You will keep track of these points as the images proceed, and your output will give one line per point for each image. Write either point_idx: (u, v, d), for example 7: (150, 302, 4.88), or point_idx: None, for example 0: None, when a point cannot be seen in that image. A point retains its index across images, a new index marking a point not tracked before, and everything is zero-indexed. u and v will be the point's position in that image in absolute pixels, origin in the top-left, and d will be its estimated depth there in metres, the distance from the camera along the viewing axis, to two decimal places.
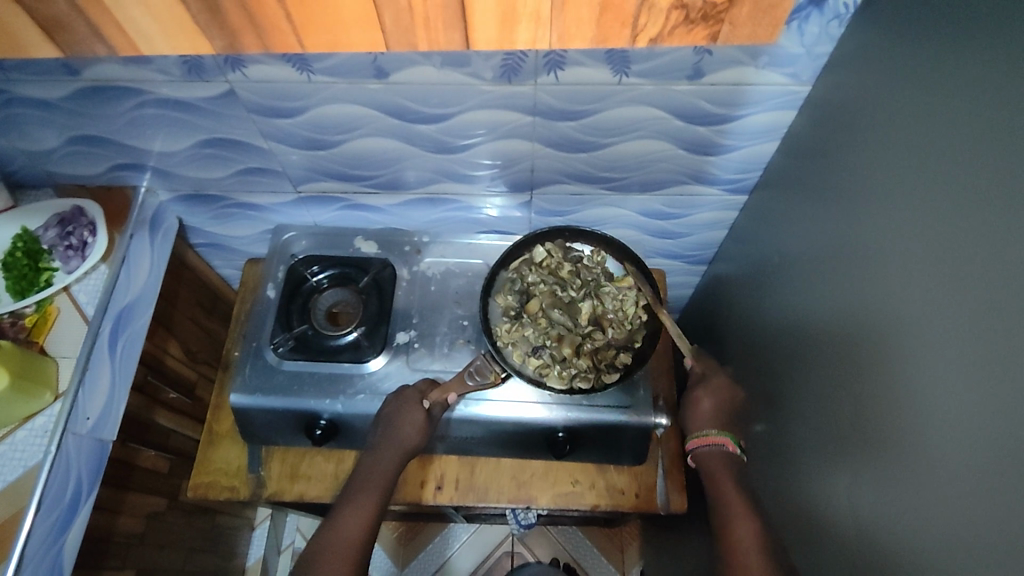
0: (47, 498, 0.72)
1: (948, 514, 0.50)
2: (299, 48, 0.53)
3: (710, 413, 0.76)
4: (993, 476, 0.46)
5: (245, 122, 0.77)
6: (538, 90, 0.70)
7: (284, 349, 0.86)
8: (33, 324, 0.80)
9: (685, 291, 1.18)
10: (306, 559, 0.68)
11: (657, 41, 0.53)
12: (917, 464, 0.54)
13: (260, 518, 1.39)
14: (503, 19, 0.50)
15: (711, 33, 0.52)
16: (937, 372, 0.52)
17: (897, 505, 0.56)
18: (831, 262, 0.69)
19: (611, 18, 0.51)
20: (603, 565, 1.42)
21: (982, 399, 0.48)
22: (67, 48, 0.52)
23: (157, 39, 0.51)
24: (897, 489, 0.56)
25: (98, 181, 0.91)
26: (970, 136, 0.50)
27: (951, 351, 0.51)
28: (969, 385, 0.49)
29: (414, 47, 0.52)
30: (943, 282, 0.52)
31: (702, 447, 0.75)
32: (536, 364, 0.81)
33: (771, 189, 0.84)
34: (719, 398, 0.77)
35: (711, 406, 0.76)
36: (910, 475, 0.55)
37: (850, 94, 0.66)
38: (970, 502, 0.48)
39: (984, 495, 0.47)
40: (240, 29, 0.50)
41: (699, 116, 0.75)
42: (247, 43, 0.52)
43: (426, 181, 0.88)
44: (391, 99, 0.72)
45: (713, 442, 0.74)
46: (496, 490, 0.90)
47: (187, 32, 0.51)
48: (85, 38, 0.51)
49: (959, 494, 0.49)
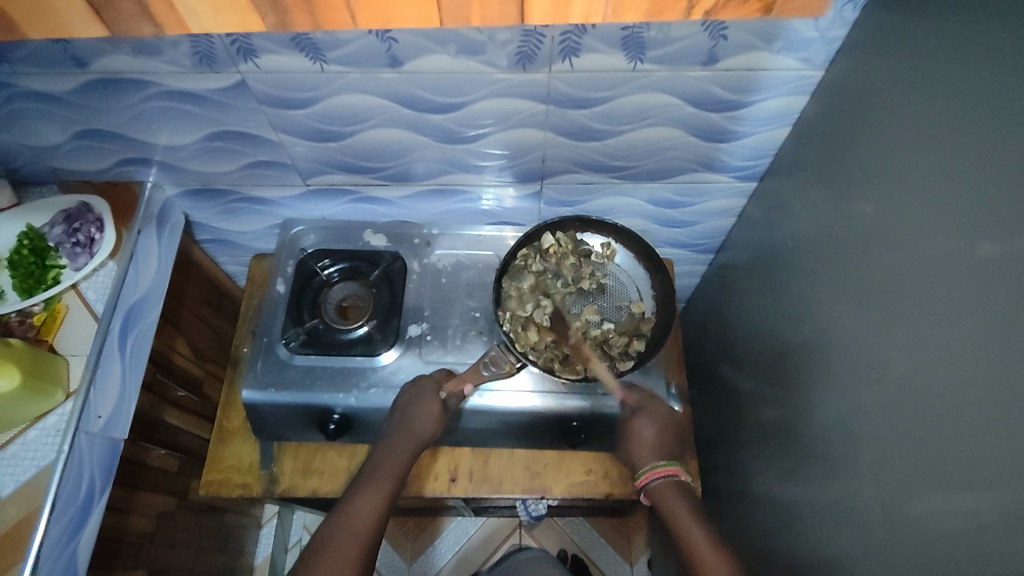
0: (62, 497, 0.71)
1: (952, 488, 0.51)
2: (351, 23, 0.52)
3: (655, 441, 0.78)
4: (996, 449, 0.47)
5: (255, 114, 0.77)
6: (552, 77, 0.70)
7: (295, 344, 0.85)
8: (41, 322, 0.79)
9: (691, 280, 1.19)
10: (313, 545, 0.67)
11: (709, 14, 0.52)
12: (922, 441, 0.55)
13: (267, 516, 1.39)
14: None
15: (766, 7, 0.51)
16: (941, 350, 0.53)
17: (903, 482, 0.57)
18: (840, 246, 0.69)
19: None
20: (610, 555, 1.42)
21: (986, 377, 0.49)
22: (113, 28, 0.51)
23: (205, 17, 0.50)
24: (901, 466, 0.57)
25: (103, 177, 0.90)
26: (982, 118, 0.51)
27: (954, 330, 0.52)
28: (974, 364, 0.50)
29: (466, 22, 0.52)
30: (948, 263, 0.53)
31: (651, 480, 0.76)
32: (549, 355, 0.80)
33: (781, 175, 0.84)
34: (659, 423, 0.79)
35: (653, 433, 0.79)
36: (915, 454, 0.56)
37: (863, 77, 0.66)
38: (973, 477, 0.49)
39: (986, 468, 0.48)
40: (293, 9, 0.50)
41: (711, 102, 0.75)
42: (299, 20, 0.51)
43: (435, 173, 0.88)
44: (403, 89, 0.72)
45: (661, 472, 0.76)
46: (509, 481, 0.90)
47: (237, 12, 0.50)
48: (130, 18, 0.50)
49: (966, 470, 0.50)
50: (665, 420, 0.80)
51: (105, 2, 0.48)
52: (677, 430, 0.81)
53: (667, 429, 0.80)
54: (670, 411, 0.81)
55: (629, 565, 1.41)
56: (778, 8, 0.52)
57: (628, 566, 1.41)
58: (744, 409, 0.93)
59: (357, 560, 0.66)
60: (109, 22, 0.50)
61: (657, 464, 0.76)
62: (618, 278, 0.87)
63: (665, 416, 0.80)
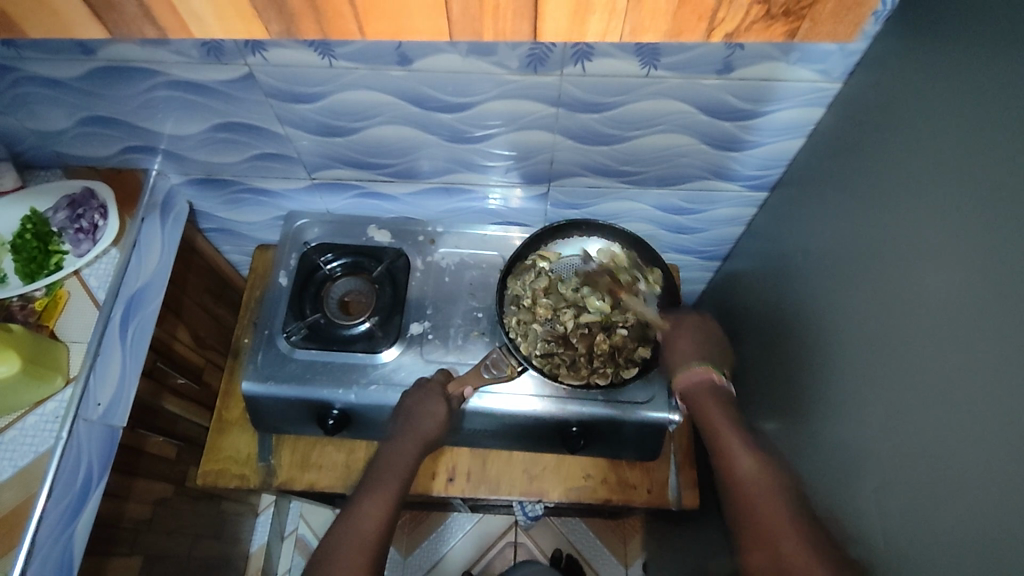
0: (59, 484, 0.71)
1: (955, 510, 0.50)
2: (356, 32, 0.52)
3: (687, 347, 0.77)
4: (996, 481, 0.47)
5: (262, 107, 0.76)
6: (563, 81, 0.69)
7: (296, 338, 0.85)
8: (43, 307, 0.79)
9: (696, 285, 1.18)
10: (322, 553, 0.65)
11: (731, 36, 0.53)
12: (919, 464, 0.55)
13: (264, 505, 1.39)
14: (577, 10, 0.49)
15: (790, 30, 0.53)
16: (947, 369, 0.52)
17: (900, 504, 0.57)
18: (847, 261, 0.68)
19: (688, 10, 0.50)
20: (605, 556, 1.42)
21: (990, 406, 0.48)
22: (114, 31, 0.51)
23: (211, 22, 0.50)
24: (905, 485, 0.56)
25: (108, 163, 0.89)
26: (998, 139, 0.49)
27: (962, 350, 0.51)
28: (977, 392, 0.49)
29: (478, 35, 0.51)
30: (958, 283, 0.52)
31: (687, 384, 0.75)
32: (548, 361, 0.81)
33: (794, 186, 0.83)
34: (691, 331, 0.78)
35: (689, 343, 0.77)
36: (914, 478, 0.55)
37: (880, 92, 0.65)
38: (978, 500, 0.48)
39: (985, 495, 0.48)
40: (300, 15, 0.49)
41: (725, 111, 0.74)
42: (305, 27, 0.51)
43: (441, 171, 0.87)
44: (410, 87, 0.71)
45: (695, 372, 0.75)
46: (507, 483, 0.90)
47: (242, 19, 0.50)
48: (133, 19, 0.50)
49: (967, 496, 0.49)
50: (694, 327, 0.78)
51: (104, 5, 0.48)
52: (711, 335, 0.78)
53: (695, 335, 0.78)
54: (707, 323, 0.79)
55: (624, 567, 1.41)
56: (801, 34, 0.53)
57: (622, 568, 1.41)
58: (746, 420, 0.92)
59: (365, 563, 0.64)
60: (111, 23, 0.50)
61: (691, 364, 0.75)
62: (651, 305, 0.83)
63: (696, 325, 0.79)
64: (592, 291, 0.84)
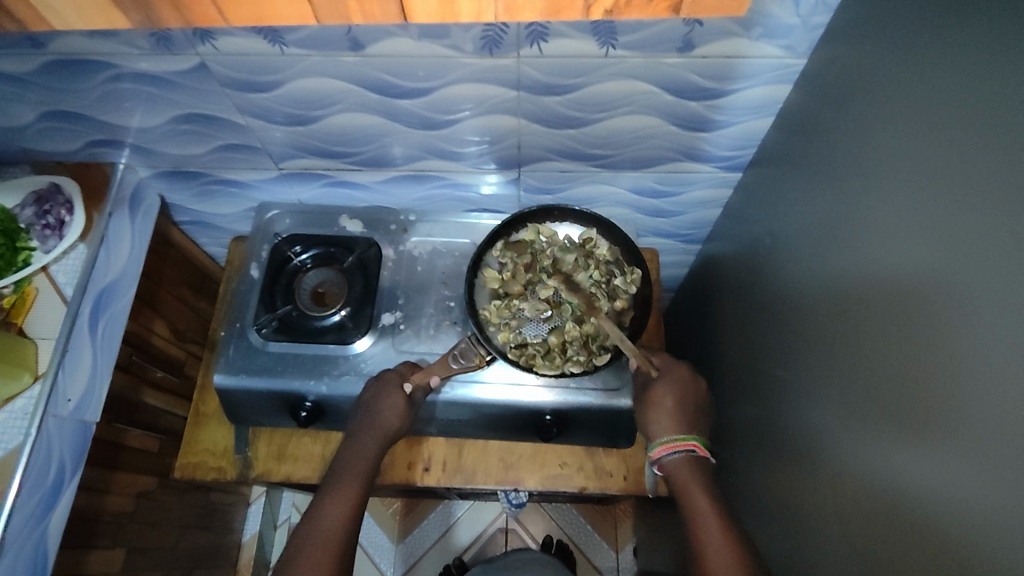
0: (30, 479, 0.72)
1: (939, 497, 0.48)
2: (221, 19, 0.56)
3: (673, 408, 0.76)
4: (980, 465, 0.45)
5: (221, 97, 0.75)
6: (521, 62, 0.67)
7: (267, 330, 0.84)
8: (11, 305, 0.79)
9: (678, 268, 1.16)
10: (287, 553, 0.66)
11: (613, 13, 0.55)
12: (900, 444, 0.53)
13: (255, 495, 1.40)
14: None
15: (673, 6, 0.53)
16: (935, 349, 0.49)
17: (883, 489, 0.55)
18: (822, 239, 0.67)
19: None
20: (597, 542, 1.42)
21: (975, 388, 0.45)
22: None
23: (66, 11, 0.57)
24: (901, 471, 0.53)
25: (76, 157, 0.89)
26: (973, 113, 0.47)
27: (948, 331, 0.48)
28: (962, 372, 0.47)
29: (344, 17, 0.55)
30: (945, 260, 0.49)
31: (669, 454, 0.74)
32: (523, 355, 0.79)
33: (765, 166, 0.81)
34: (680, 390, 0.77)
35: (670, 395, 0.77)
36: (896, 461, 0.53)
37: (845, 65, 0.62)
38: (970, 487, 0.45)
39: (966, 478, 0.46)
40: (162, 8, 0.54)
41: (690, 90, 0.72)
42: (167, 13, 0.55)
43: (412, 158, 0.86)
44: (367, 72, 0.69)
45: (678, 446, 0.74)
46: (482, 472, 0.90)
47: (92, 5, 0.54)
48: None
49: (948, 479, 0.47)
50: (684, 387, 0.78)
51: None
52: (698, 398, 0.78)
53: (686, 400, 0.77)
54: (692, 377, 0.79)
55: (615, 552, 1.41)
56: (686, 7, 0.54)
57: (614, 554, 1.41)
58: (729, 403, 0.91)
59: (332, 564, 0.65)
60: None
61: (675, 438, 0.74)
62: (626, 300, 0.80)
63: (684, 382, 0.78)
64: (565, 269, 0.80)
